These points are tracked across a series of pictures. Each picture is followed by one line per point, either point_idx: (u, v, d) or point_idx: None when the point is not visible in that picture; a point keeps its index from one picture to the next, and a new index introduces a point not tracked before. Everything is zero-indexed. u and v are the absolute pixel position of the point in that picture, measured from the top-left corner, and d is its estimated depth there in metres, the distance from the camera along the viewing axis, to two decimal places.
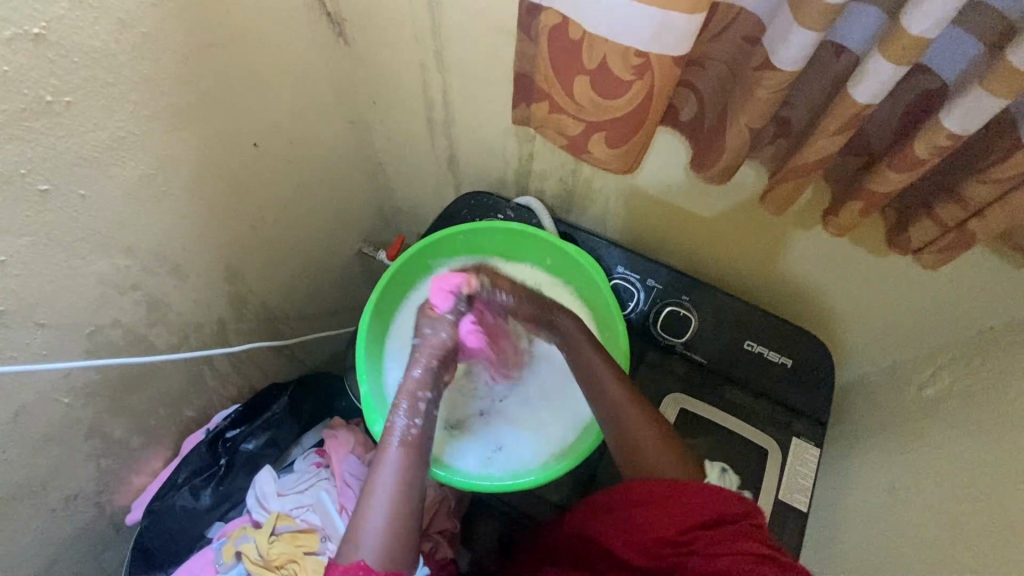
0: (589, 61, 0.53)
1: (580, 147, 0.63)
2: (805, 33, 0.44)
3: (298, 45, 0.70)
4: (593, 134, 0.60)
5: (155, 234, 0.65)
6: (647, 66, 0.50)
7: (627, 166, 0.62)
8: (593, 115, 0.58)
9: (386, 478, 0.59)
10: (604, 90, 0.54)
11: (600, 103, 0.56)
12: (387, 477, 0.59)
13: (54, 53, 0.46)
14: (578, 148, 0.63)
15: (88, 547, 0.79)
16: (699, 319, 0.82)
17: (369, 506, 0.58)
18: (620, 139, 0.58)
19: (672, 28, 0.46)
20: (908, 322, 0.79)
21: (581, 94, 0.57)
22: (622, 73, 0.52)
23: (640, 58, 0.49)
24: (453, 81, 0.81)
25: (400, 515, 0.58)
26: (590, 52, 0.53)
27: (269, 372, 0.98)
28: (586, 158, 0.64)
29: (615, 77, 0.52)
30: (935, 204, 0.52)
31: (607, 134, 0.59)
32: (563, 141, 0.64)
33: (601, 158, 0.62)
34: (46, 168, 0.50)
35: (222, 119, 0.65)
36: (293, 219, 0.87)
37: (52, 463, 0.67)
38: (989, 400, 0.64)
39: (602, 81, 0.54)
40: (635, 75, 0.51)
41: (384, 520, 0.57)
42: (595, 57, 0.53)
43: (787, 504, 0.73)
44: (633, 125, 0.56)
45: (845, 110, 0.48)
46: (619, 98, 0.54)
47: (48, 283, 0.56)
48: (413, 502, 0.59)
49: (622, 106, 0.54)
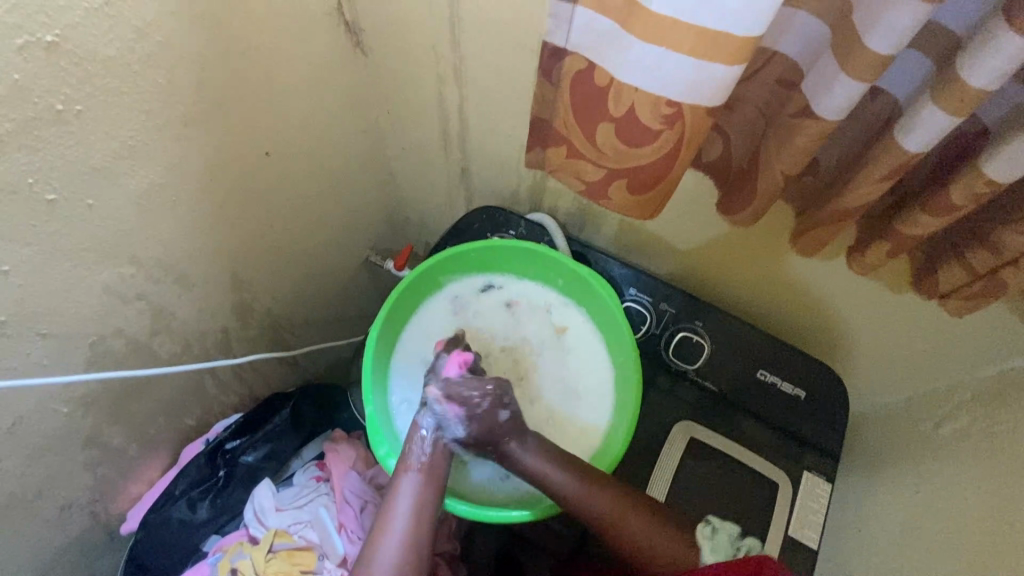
0: (616, 108, 0.52)
1: (599, 194, 0.62)
2: (850, 83, 0.43)
3: (315, 55, 0.69)
4: (614, 180, 0.59)
5: (162, 243, 0.63)
6: (678, 116, 0.48)
7: (646, 214, 0.60)
8: (615, 162, 0.56)
9: (402, 505, 0.66)
10: (631, 138, 0.53)
11: (625, 151, 0.54)
12: (403, 509, 0.66)
13: (69, 61, 0.45)
14: (596, 194, 0.62)
15: (81, 556, 0.77)
16: (711, 345, 0.80)
17: (384, 532, 0.64)
18: (641, 187, 0.57)
19: (707, 80, 0.44)
20: (926, 358, 0.77)
21: (603, 142, 0.56)
22: (650, 120, 0.50)
23: (670, 107, 0.48)
24: (471, 96, 0.79)
25: (412, 543, 0.64)
26: (617, 99, 0.51)
27: (272, 381, 0.96)
28: (603, 204, 0.62)
29: (643, 125, 0.51)
30: (966, 250, 0.51)
31: (628, 182, 0.57)
32: (580, 184, 0.63)
33: (621, 204, 0.60)
34: (54, 177, 0.49)
35: (234, 128, 0.64)
36: (303, 229, 0.85)
37: (49, 473, 0.65)
38: (1009, 443, 0.62)
39: (628, 127, 0.52)
40: (664, 124, 0.50)
41: (397, 547, 0.63)
42: (621, 105, 0.51)
43: (796, 541, 0.71)
44: (658, 172, 0.54)
45: (892, 157, 0.47)
46: (644, 146, 0.52)
47: (51, 292, 0.55)
48: (424, 533, 0.65)
49: (649, 154, 0.53)
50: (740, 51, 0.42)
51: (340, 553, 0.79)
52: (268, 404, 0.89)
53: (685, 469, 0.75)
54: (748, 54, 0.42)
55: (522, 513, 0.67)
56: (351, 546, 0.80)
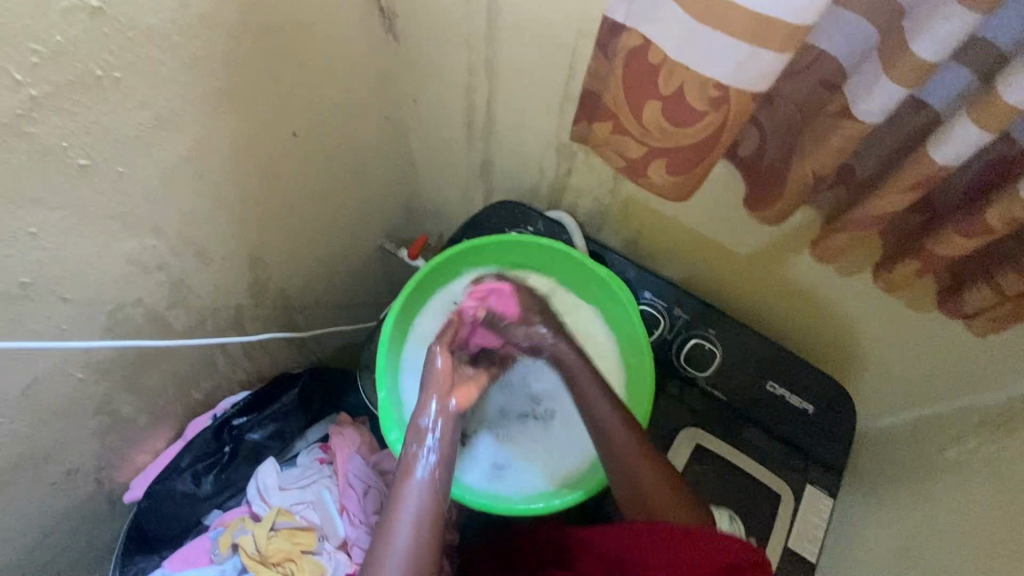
0: (665, 86, 0.51)
1: (639, 171, 0.61)
2: (893, 87, 0.44)
3: (348, 36, 0.69)
4: (655, 159, 0.58)
5: (187, 217, 0.64)
6: (724, 99, 0.48)
7: (681, 194, 0.60)
8: (659, 141, 0.55)
9: (411, 503, 0.64)
10: (676, 118, 0.52)
11: (670, 130, 0.53)
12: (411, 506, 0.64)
13: (109, 28, 0.45)
14: (637, 172, 0.61)
15: (82, 523, 0.77)
16: (723, 353, 0.80)
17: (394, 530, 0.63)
18: (681, 168, 0.56)
19: (755, 66, 0.45)
20: (936, 377, 0.78)
21: (649, 119, 0.55)
22: (697, 102, 0.50)
23: (719, 89, 0.48)
24: (499, 89, 0.79)
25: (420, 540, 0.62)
26: (668, 77, 0.51)
27: (281, 360, 0.96)
28: (641, 181, 0.62)
29: (689, 107, 0.51)
30: (994, 273, 0.52)
31: (667, 162, 0.57)
32: (620, 162, 0.63)
33: (658, 184, 0.60)
34: (88, 143, 0.49)
35: (264, 106, 0.64)
36: (321, 212, 0.85)
37: (57, 438, 0.65)
38: (1012, 466, 0.63)
39: (675, 109, 0.52)
40: (710, 106, 0.49)
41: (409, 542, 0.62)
42: (672, 83, 0.51)
43: (795, 553, 0.72)
44: (700, 154, 0.54)
45: (921, 167, 0.47)
46: (687, 128, 0.52)
47: (76, 258, 0.55)
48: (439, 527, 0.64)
49: (692, 136, 0.52)
50: (791, 39, 0.43)
51: (341, 535, 0.80)
52: (277, 382, 0.89)
53: (689, 475, 0.76)
54: (798, 43, 0.43)
55: (543, 505, 0.68)
56: (352, 529, 0.81)
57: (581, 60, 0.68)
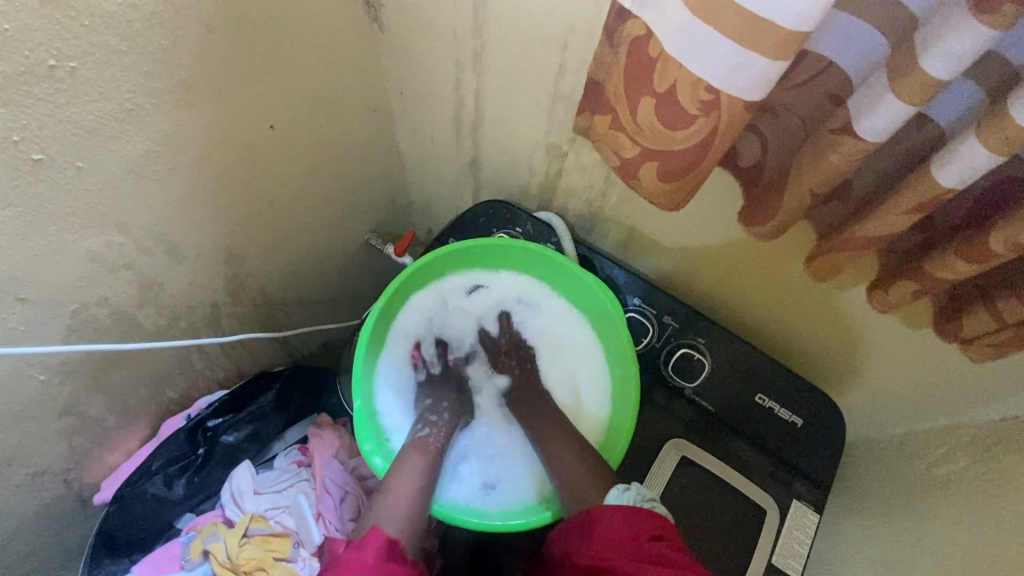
0: (660, 83, 0.49)
1: (632, 171, 0.58)
2: (899, 105, 0.41)
3: (329, 25, 0.65)
4: (648, 163, 0.55)
5: (154, 213, 0.60)
6: (716, 104, 0.46)
7: (672, 203, 0.58)
8: (651, 142, 0.53)
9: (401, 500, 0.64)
10: (669, 118, 0.49)
11: (661, 133, 0.51)
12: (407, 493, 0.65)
13: (61, 13, 0.42)
14: (629, 173, 0.59)
15: (50, 524, 0.75)
16: (712, 364, 0.78)
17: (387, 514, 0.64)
18: (673, 174, 0.54)
19: (748, 72, 0.42)
20: (928, 392, 0.76)
21: (644, 117, 0.52)
22: (688, 104, 0.47)
23: (710, 93, 0.45)
24: (488, 85, 0.76)
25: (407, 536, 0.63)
26: (662, 74, 0.48)
27: (260, 358, 0.94)
28: (634, 186, 0.59)
29: (680, 107, 0.48)
30: (995, 297, 0.50)
31: (659, 166, 0.54)
32: (618, 161, 0.60)
33: (650, 188, 0.58)
34: (41, 136, 0.46)
35: (238, 98, 0.61)
36: (302, 207, 0.82)
37: (20, 440, 0.63)
38: (1004, 489, 0.61)
39: (668, 109, 0.49)
40: (701, 110, 0.47)
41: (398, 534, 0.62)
42: (665, 81, 0.48)
43: (779, 570, 0.70)
44: (691, 162, 0.51)
45: (924, 190, 0.45)
46: (678, 130, 0.49)
47: (33, 257, 0.52)
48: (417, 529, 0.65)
49: (683, 139, 0.50)
50: (786, 48, 0.40)
51: (316, 543, 0.79)
52: (255, 381, 0.86)
53: (676, 486, 0.74)
54: (794, 51, 0.40)
55: (524, 522, 0.68)
56: (328, 536, 0.79)
57: (572, 58, 0.65)
